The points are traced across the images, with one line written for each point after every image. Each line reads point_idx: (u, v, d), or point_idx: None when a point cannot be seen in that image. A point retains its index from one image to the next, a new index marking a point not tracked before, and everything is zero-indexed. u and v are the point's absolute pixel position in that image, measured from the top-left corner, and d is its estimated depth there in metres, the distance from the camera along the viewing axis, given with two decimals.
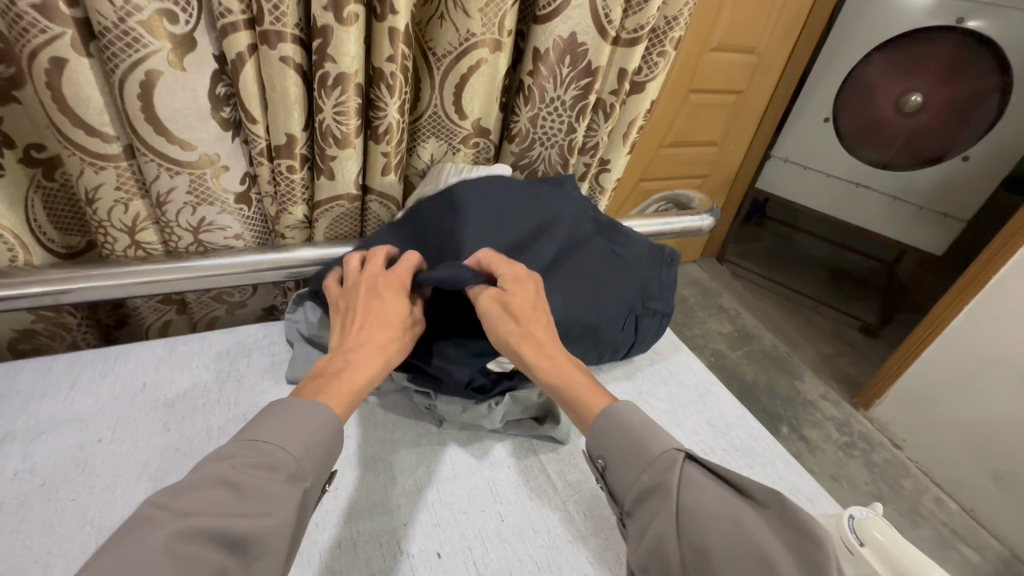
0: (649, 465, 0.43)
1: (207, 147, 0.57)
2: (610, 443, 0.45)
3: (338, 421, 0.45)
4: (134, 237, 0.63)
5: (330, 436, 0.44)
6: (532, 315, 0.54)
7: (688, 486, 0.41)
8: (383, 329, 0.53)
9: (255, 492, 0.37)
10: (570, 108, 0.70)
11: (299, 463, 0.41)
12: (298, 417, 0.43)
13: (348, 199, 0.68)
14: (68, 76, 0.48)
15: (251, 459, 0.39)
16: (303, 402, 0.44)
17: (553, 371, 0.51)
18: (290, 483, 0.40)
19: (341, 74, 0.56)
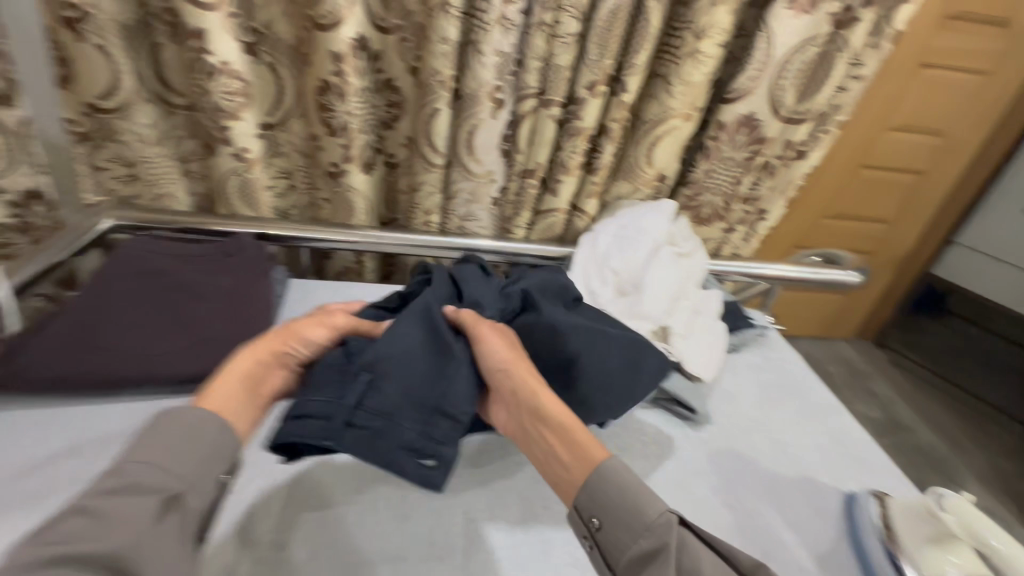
0: (648, 529, 0.47)
1: (489, 165, 0.89)
2: (607, 503, 0.49)
3: (216, 426, 0.48)
4: (428, 217, 0.98)
5: (220, 449, 0.47)
6: (521, 378, 0.60)
7: (685, 546, 0.46)
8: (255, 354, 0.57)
9: (111, 513, 0.39)
10: (740, 166, 0.91)
11: (180, 477, 0.44)
12: (195, 440, 0.46)
13: (559, 211, 0.97)
14: (436, 118, 0.83)
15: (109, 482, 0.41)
16: (190, 411, 0.48)
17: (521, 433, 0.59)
18: (153, 503, 0.41)
19: (583, 128, 0.84)
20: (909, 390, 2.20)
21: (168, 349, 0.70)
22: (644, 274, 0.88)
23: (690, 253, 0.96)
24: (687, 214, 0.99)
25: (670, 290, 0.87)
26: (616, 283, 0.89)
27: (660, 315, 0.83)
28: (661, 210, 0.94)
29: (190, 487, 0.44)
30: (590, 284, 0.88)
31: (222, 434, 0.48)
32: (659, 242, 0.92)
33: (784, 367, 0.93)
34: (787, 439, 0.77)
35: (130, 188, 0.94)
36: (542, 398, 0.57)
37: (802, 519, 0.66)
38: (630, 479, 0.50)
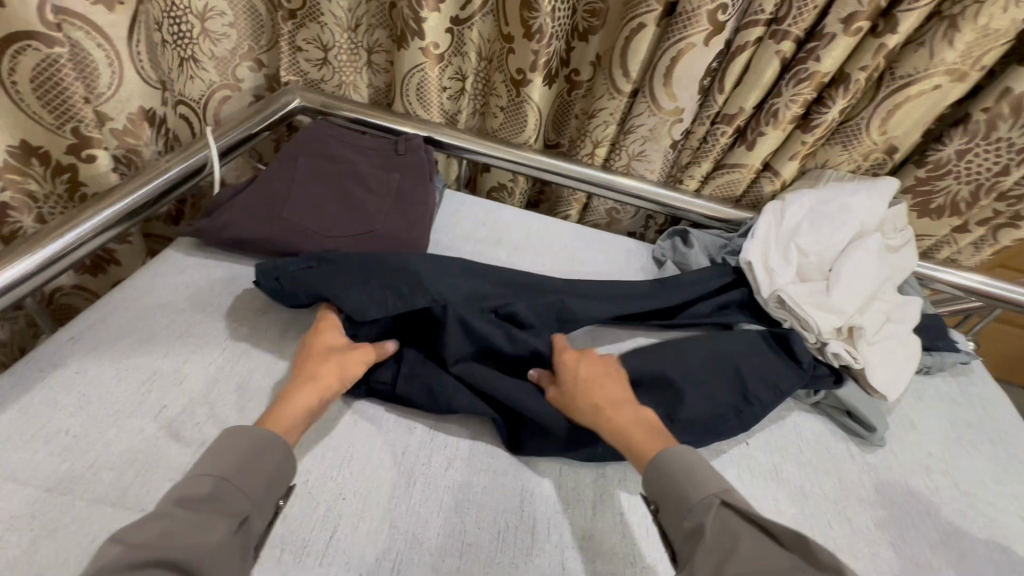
0: (688, 508, 0.47)
1: (683, 102, 0.78)
2: (658, 490, 0.49)
3: (269, 442, 0.46)
4: (594, 148, 0.90)
5: (278, 468, 0.46)
6: (595, 394, 0.57)
7: (721, 525, 0.44)
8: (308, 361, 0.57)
9: (194, 522, 0.39)
10: (1015, 152, 0.71)
11: (249, 498, 0.43)
12: (256, 456, 0.45)
13: (746, 168, 0.84)
14: (640, 38, 0.73)
15: (209, 502, 0.41)
16: (245, 433, 0.46)
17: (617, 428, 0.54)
18: (233, 517, 0.41)
19: (814, 71, 0.69)
20: None
21: (343, 233, 0.74)
22: (842, 259, 0.72)
23: (902, 245, 0.78)
24: (908, 201, 0.81)
25: (871, 285, 0.71)
26: (800, 262, 0.74)
27: (855, 311, 0.68)
28: (880, 189, 0.77)
29: (249, 507, 0.43)
30: (770, 255, 0.74)
31: (286, 463, 0.47)
32: (866, 225, 0.76)
33: (987, 408, 0.76)
34: (979, 493, 0.64)
35: (319, 73, 0.94)
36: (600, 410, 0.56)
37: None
38: (676, 462, 0.49)
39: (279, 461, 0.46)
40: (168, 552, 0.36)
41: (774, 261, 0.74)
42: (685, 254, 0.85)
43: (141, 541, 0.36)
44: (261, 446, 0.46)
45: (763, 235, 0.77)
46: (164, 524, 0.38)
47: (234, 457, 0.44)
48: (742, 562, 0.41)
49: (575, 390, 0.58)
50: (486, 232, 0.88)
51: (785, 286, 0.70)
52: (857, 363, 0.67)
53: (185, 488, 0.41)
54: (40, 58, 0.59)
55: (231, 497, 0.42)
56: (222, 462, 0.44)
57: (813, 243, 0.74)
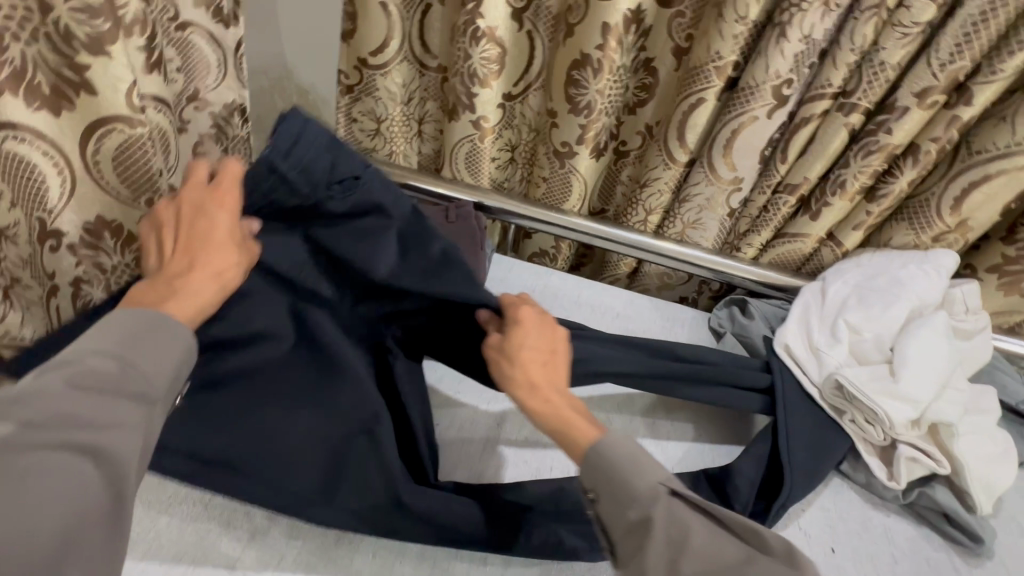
0: (632, 500, 0.47)
1: (742, 172, 0.76)
2: (601, 480, 0.49)
3: (172, 325, 0.45)
4: (647, 215, 0.88)
5: (117, 369, 0.41)
6: (534, 371, 0.56)
7: (670, 513, 0.47)
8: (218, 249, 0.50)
9: (95, 408, 0.40)
10: None
11: (154, 387, 0.42)
12: (142, 343, 0.43)
13: (809, 238, 0.80)
14: (699, 110, 0.72)
15: (89, 378, 0.40)
16: (127, 316, 0.43)
17: (550, 413, 0.53)
18: (134, 402, 0.41)
19: (885, 143, 0.67)
20: None
21: None
22: (906, 340, 0.63)
23: (979, 329, 0.70)
24: (994, 279, 0.75)
25: (941, 367, 0.63)
26: (856, 342, 0.65)
27: (927, 400, 0.60)
28: (941, 258, 0.70)
29: (154, 393, 0.43)
30: (817, 337, 0.66)
31: (187, 348, 0.45)
32: (929, 301, 0.67)
33: None
34: None
35: (371, 141, 0.99)
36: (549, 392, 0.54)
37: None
38: (619, 456, 0.49)
39: (179, 345, 0.45)
40: (79, 438, 0.39)
41: (823, 345, 0.65)
42: (745, 325, 0.81)
43: (42, 419, 0.38)
44: (148, 327, 0.43)
45: (817, 313, 0.70)
46: (54, 408, 0.38)
47: (143, 345, 0.43)
48: (693, 550, 0.46)
49: (516, 362, 0.56)
50: (534, 300, 0.86)
51: (845, 372, 0.61)
52: (941, 468, 0.59)
53: (81, 365, 0.40)
54: (124, 138, 0.58)
55: (131, 376, 0.42)
56: (108, 346, 0.41)
57: (867, 321, 0.65)
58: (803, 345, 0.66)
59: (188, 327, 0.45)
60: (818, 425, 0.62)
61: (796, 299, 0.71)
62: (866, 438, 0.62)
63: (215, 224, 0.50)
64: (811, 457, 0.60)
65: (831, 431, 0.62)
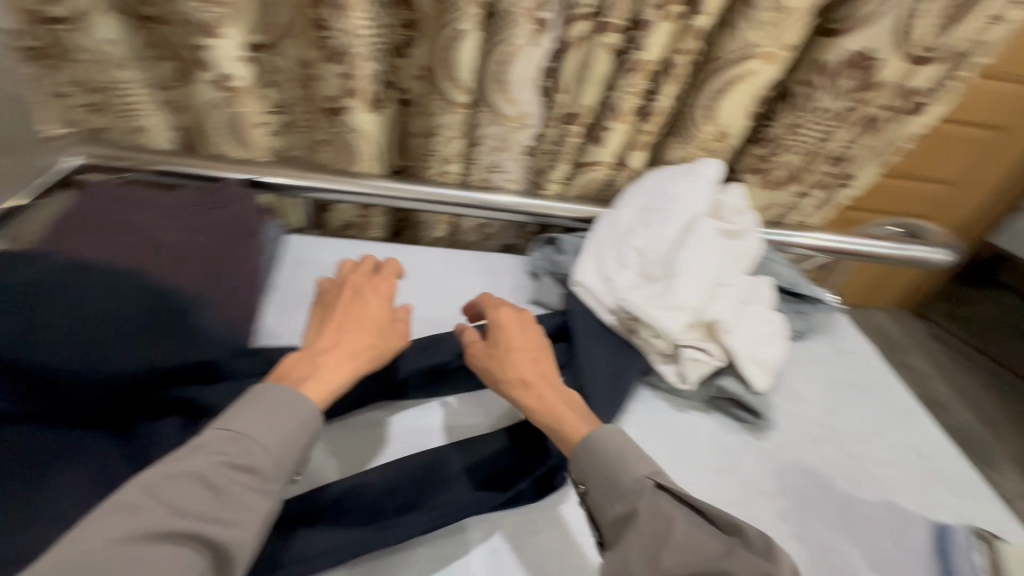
0: (275, 421, 0.44)
1: (524, 107, 0.73)
2: (259, 411, 0.44)
3: (299, 404, 0.46)
4: (446, 165, 0.82)
5: (269, 450, 0.42)
6: (524, 362, 0.58)
7: (286, 437, 0.44)
8: (364, 334, 0.55)
9: (230, 499, 0.39)
10: (835, 118, 0.74)
11: (275, 466, 0.42)
12: (274, 420, 0.44)
13: (601, 165, 0.81)
14: (462, 43, 0.66)
15: (190, 503, 0.38)
16: (277, 392, 0.46)
17: (301, 362, 0.51)
18: (256, 495, 0.41)
19: (642, 60, 0.67)
20: (949, 371, 2.13)
21: None
22: (676, 252, 0.70)
23: (745, 227, 0.78)
24: (754, 178, 0.84)
25: (711, 268, 0.70)
26: (641, 265, 0.71)
27: (701, 300, 0.67)
28: (706, 169, 0.76)
29: (242, 512, 0.40)
30: (607, 267, 0.72)
31: (306, 423, 0.45)
32: (697, 213, 0.74)
33: (854, 361, 0.80)
34: (862, 453, 0.65)
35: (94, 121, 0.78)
36: (330, 347, 0.53)
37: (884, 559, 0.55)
38: (613, 449, 0.49)
39: (309, 423, 0.46)
40: (183, 525, 0.37)
41: (610, 275, 0.71)
42: (555, 259, 0.81)
43: (90, 565, 0.34)
44: (285, 406, 0.45)
45: (609, 245, 0.75)
46: (103, 543, 0.35)
47: (261, 421, 0.43)
48: (257, 453, 0.42)
49: (470, 348, 0.60)
50: (338, 278, 0.77)
51: (629, 298, 0.67)
52: (717, 363, 0.66)
53: (166, 494, 0.38)
54: None
55: (232, 497, 0.40)
56: (218, 441, 0.41)
57: (645, 245, 0.72)
58: (598, 276, 0.72)
59: (312, 400, 0.47)
60: (611, 354, 0.66)
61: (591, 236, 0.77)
62: (656, 352, 0.67)
63: (369, 306, 0.58)
64: (602, 385, 0.63)
65: (627, 353, 0.67)
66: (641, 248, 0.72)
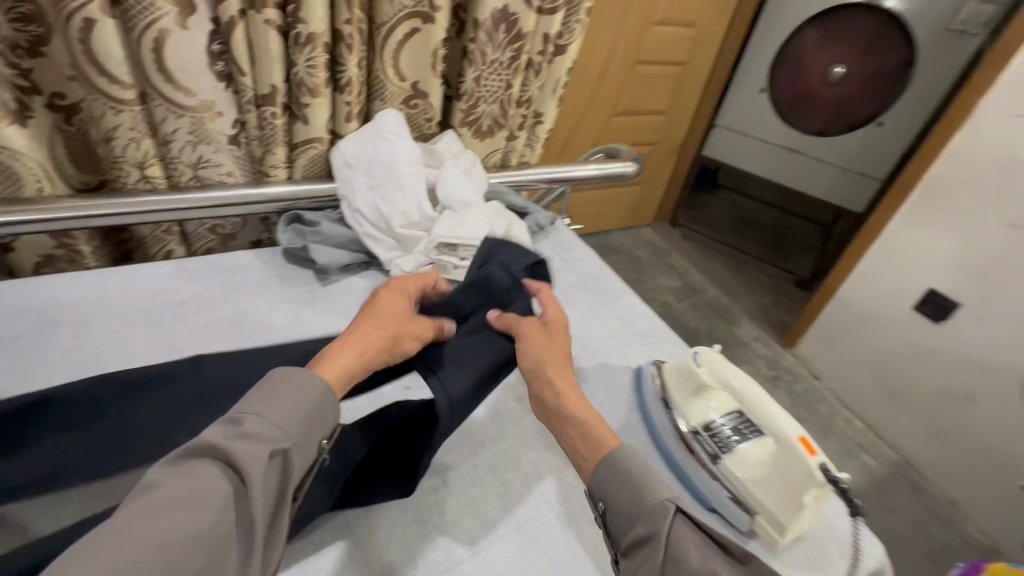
0: (274, 432, 0.42)
1: (205, 94, 0.71)
2: (265, 398, 0.43)
3: (328, 394, 0.46)
4: (144, 171, 0.75)
5: (311, 410, 0.44)
6: (556, 361, 0.61)
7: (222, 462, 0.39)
8: (371, 321, 0.55)
9: (207, 478, 0.38)
10: (508, 68, 0.86)
11: (281, 429, 0.42)
12: (286, 398, 0.44)
13: (320, 142, 0.83)
14: (96, 34, 0.61)
15: (232, 433, 0.40)
16: (298, 375, 0.45)
17: (329, 356, 0.50)
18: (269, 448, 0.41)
19: (311, 34, 0.71)
20: (699, 260, 2.68)
21: None
22: (443, 185, 0.83)
23: (473, 164, 0.90)
24: (468, 130, 0.92)
25: (476, 189, 0.86)
26: (412, 220, 0.81)
27: (479, 203, 0.84)
28: (387, 122, 0.82)
29: (278, 441, 0.41)
30: (391, 227, 0.81)
31: (325, 401, 0.46)
32: (417, 162, 0.82)
33: (580, 265, 0.97)
34: (583, 334, 0.81)
35: None
36: (336, 347, 0.51)
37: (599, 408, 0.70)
38: (621, 466, 0.49)
39: (316, 399, 0.45)
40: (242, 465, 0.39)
41: (403, 228, 0.81)
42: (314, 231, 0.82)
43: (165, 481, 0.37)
44: (300, 389, 0.45)
45: (377, 213, 0.81)
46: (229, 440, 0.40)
47: (272, 399, 0.43)
48: (207, 479, 0.38)
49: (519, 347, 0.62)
50: (33, 320, 0.67)
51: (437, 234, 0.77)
52: None
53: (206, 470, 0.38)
54: None
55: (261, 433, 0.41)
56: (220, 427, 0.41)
57: (407, 195, 0.81)
58: (393, 249, 0.82)
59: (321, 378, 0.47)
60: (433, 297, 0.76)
61: (371, 246, 0.82)
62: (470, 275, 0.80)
63: (397, 308, 0.58)
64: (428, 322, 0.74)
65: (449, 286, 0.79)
66: (405, 206, 0.80)
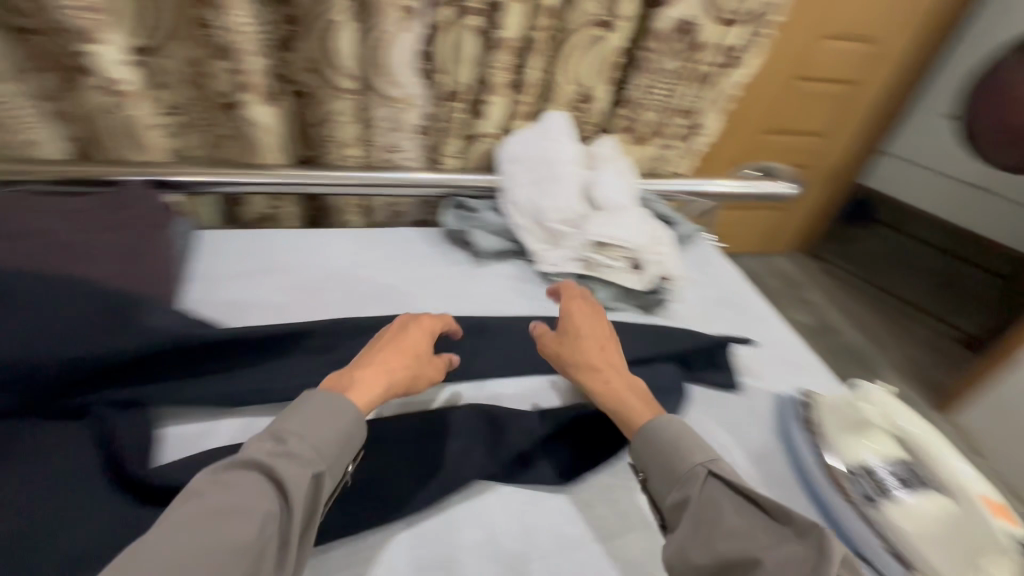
0: (313, 453, 0.45)
1: (406, 89, 0.80)
2: (304, 420, 0.46)
3: (357, 414, 0.49)
4: (347, 150, 0.88)
5: (345, 430, 0.47)
6: (596, 353, 0.65)
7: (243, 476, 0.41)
8: (397, 353, 0.58)
9: (236, 485, 0.40)
10: (678, 77, 0.87)
11: (315, 452, 0.45)
12: (315, 417, 0.47)
13: (490, 136, 0.90)
14: (338, 34, 0.73)
15: (271, 448, 0.44)
16: (328, 396, 0.49)
17: (350, 381, 0.53)
18: (305, 467, 0.44)
19: (503, 39, 0.78)
20: (839, 299, 2.42)
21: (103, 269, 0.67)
22: (599, 187, 0.86)
23: (628, 170, 0.92)
24: (625, 135, 0.94)
25: (629, 193, 0.88)
26: (566, 218, 0.85)
27: (631, 207, 0.86)
28: (554, 123, 0.87)
29: (315, 460, 0.45)
30: (545, 222, 0.85)
31: (355, 428, 0.48)
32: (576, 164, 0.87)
33: (724, 283, 0.95)
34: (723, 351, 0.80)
35: None
36: (357, 378, 0.53)
37: (736, 426, 0.69)
38: (667, 436, 0.54)
39: (349, 429, 0.48)
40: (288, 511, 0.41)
41: (557, 224, 0.84)
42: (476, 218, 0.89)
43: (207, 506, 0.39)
44: (331, 407, 0.48)
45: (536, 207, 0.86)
46: (262, 470, 0.42)
47: (302, 418, 0.46)
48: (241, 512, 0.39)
49: (577, 343, 0.65)
50: (255, 263, 0.82)
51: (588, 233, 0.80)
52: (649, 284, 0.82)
53: (240, 489, 0.40)
54: None
55: (299, 461, 0.44)
56: (263, 436, 0.45)
57: (564, 193, 0.85)
58: (543, 242, 0.86)
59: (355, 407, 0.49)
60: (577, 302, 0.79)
61: (524, 237, 0.87)
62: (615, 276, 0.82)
63: (415, 338, 0.60)
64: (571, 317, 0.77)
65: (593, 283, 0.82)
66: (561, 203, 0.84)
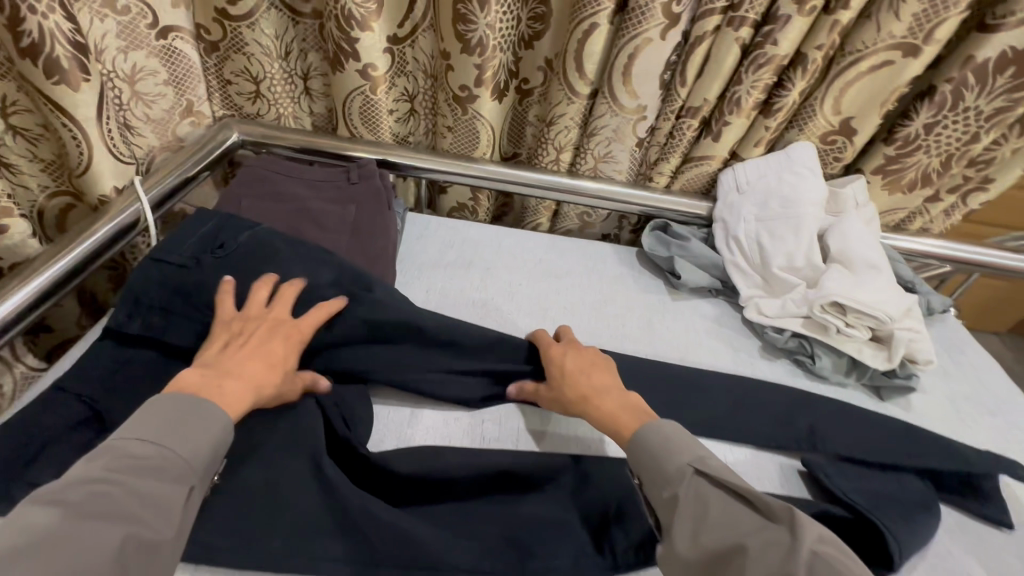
0: (174, 459, 0.41)
1: (644, 99, 0.76)
2: (162, 415, 0.42)
3: (223, 426, 0.45)
4: (561, 155, 0.86)
5: (217, 441, 0.44)
6: (597, 382, 0.57)
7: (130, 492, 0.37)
8: (262, 361, 0.51)
9: (110, 509, 0.36)
10: (985, 119, 0.70)
11: (187, 463, 0.41)
12: (184, 422, 0.43)
13: (715, 160, 0.82)
14: (594, 37, 0.70)
15: (133, 455, 0.39)
16: (184, 401, 0.44)
17: (207, 387, 0.46)
18: (172, 482, 0.40)
19: (773, 56, 0.69)
20: None
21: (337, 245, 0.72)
22: (842, 235, 0.73)
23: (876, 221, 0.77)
24: (880, 179, 0.79)
25: (877, 246, 0.73)
26: (791, 265, 0.73)
27: (884, 267, 0.71)
28: (798, 153, 0.76)
29: (182, 472, 0.41)
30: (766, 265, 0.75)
31: (225, 437, 0.44)
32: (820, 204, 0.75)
33: (980, 378, 0.77)
34: None
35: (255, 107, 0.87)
36: (221, 386, 0.47)
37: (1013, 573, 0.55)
38: (657, 444, 0.48)
39: (218, 438, 0.44)
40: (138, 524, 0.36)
41: (779, 269, 0.74)
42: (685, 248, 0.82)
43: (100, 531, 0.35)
44: (194, 410, 0.44)
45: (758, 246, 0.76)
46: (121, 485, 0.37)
47: (164, 419, 0.42)
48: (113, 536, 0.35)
49: (563, 382, 0.57)
50: (456, 255, 0.83)
51: (825, 288, 0.68)
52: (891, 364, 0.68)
53: (105, 493, 0.37)
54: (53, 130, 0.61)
55: (164, 461, 0.40)
56: (137, 445, 0.40)
57: (795, 235, 0.73)
58: (757, 287, 0.76)
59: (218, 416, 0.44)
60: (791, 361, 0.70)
61: (735, 277, 0.78)
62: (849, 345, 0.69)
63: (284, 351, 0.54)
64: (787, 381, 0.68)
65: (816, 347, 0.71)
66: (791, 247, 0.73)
